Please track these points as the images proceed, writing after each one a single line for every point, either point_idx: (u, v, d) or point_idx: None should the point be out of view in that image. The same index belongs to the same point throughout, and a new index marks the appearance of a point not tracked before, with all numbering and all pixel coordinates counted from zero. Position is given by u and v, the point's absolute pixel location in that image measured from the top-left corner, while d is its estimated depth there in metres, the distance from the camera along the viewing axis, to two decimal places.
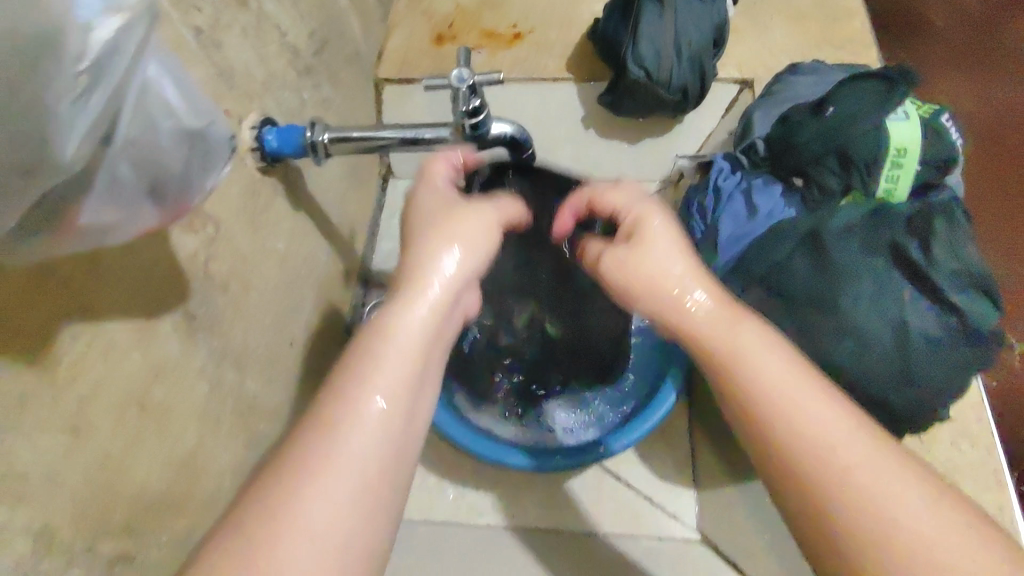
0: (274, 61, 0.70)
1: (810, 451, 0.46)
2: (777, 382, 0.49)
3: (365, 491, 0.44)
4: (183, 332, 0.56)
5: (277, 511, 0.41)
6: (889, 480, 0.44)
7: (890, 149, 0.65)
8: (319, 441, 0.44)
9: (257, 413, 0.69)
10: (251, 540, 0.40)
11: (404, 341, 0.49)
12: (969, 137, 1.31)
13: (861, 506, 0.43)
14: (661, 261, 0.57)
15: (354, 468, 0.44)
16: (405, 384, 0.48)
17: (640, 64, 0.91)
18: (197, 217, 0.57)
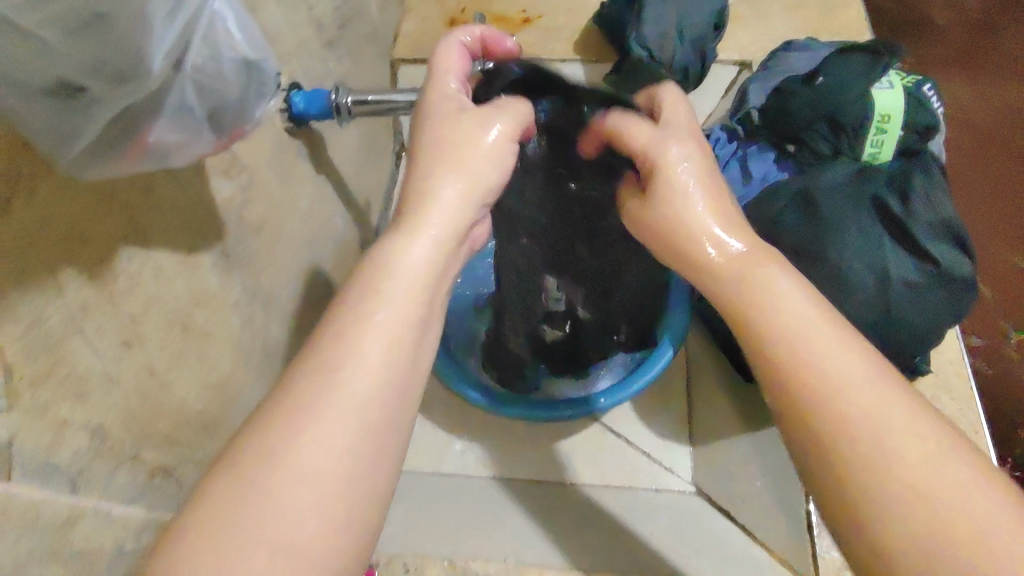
0: (302, 31, 0.75)
1: (823, 377, 0.45)
2: (799, 329, 0.47)
3: (367, 431, 0.41)
4: (219, 269, 0.61)
5: (274, 451, 0.39)
6: (896, 405, 0.43)
7: (876, 116, 0.70)
8: (319, 378, 0.42)
9: (280, 359, 0.74)
10: (248, 478, 0.38)
11: (407, 279, 0.47)
12: (967, 133, 1.34)
13: (868, 428, 0.42)
14: (693, 213, 0.56)
15: (355, 406, 0.41)
16: (409, 323, 0.46)
17: (644, 44, 0.95)
18: (234, 165, 0.62)
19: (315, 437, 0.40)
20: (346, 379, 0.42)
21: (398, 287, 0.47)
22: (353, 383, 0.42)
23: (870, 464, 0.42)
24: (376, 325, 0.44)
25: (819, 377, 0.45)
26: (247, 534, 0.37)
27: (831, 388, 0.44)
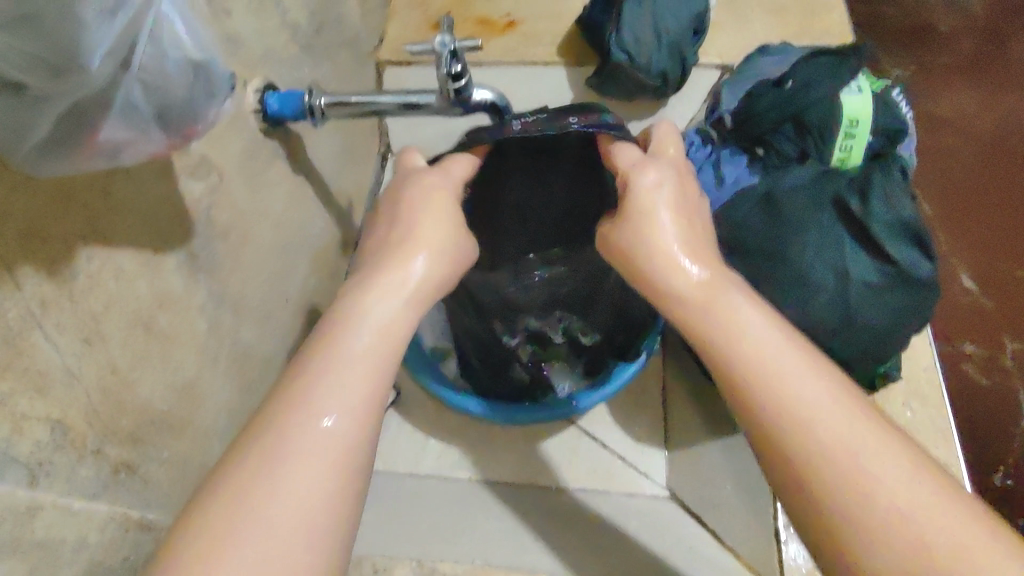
0: (275, 35, 0.76)
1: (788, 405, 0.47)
2: (776, 374, 0.48)
3: (339, 469, 0.43)
4: (186, 270, 0.62)
5: (241, 497, 0.40)
6: (856, 425, 0.45)
7: (844, 121, 0.70)
8: (287, 420, 0.43)
9: (251, 358, 0.75)
10: (209, 530, 0.39)
11: (373, 324, 0.49)
12: (978, 141, 1.23)
13: (838, 454, 0.44)
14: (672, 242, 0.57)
15: (325, 447, 0.43)
16: (372, 367, 0.47)
17: (623, 48, 0.96)
18: (201, 166, 0.63)
19: (298, 483, 0.41)
20: (319, 418, 0.43)
21: (360, 345, 0.48)
22: (327, 439, 0.43)
23: (838, 485, 0.44)
24: (347, 375, 0.46)
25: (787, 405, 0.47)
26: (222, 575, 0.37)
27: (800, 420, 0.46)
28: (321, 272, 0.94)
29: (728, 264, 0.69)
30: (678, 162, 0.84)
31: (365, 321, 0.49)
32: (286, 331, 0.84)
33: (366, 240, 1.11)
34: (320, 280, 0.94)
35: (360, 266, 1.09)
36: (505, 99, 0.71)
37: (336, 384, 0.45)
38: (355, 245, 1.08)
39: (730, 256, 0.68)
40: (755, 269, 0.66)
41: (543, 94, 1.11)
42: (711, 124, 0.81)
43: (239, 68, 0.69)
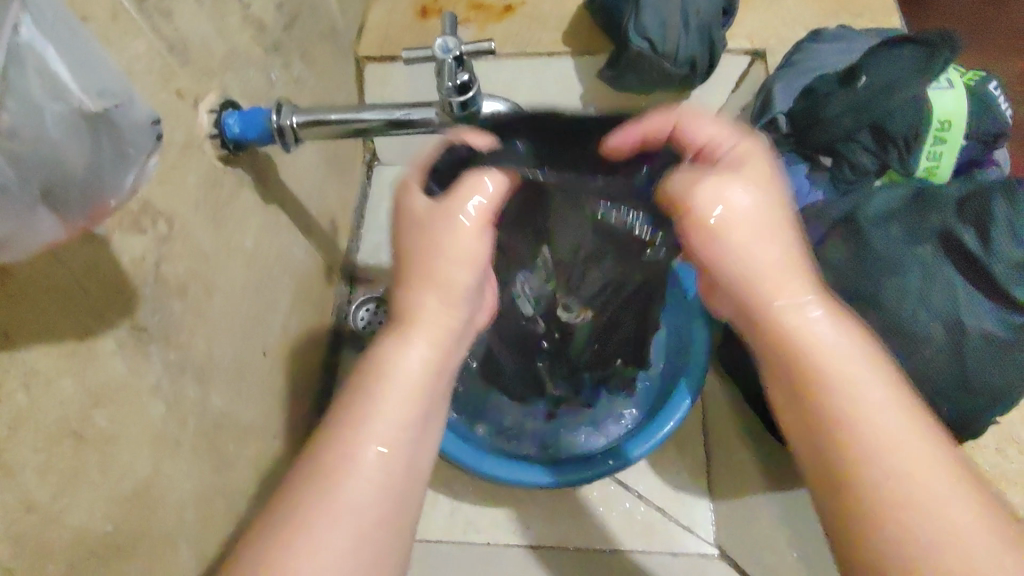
0: (234, 36, 0.62)
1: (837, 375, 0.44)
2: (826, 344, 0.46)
3: (366, 537, 0.42)
4: (131, 348, 0.49)
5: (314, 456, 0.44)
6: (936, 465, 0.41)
7: (934, 124, 0.59)
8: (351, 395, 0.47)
9: (226, 432, 0.63)
10: (301, 490, 0.42)
11: (403, 380, 0.47)
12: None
13: (883, 449, 0.42)
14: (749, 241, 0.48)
15: (353, 515, 0.42)
16: (405, 427, 0.46)
17: (645, 35, 0.82)
18: (145, 213, 0.50)
19: (329, 549, 0.41)
20: (353, 479, 0.43)
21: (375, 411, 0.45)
22: (336, 531, 0.41)
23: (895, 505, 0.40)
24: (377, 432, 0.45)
25: (839, 388, 0.44)
26: (284, 555, 0.40)
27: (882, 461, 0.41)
28: (306, 308, 0.81)
29: None
30: None
31: (401, 365, 0.47)
32: (268, 386, 0.71)
33: (355, 261, 0.97)
34: (306, 318, 0.81)
35: (350, 292, 0.96)
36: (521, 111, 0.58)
37: (394, 408, 0.46)
38: (343, 269, 0.94)
39: None
40: None
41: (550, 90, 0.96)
42: (763, 127, 0.68)
43: (189, 83, 0.55)
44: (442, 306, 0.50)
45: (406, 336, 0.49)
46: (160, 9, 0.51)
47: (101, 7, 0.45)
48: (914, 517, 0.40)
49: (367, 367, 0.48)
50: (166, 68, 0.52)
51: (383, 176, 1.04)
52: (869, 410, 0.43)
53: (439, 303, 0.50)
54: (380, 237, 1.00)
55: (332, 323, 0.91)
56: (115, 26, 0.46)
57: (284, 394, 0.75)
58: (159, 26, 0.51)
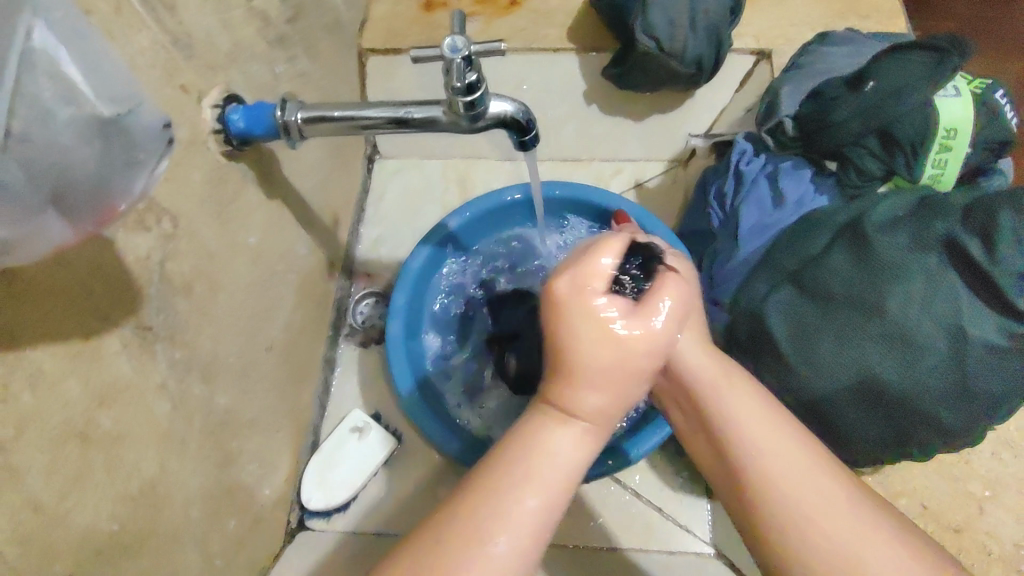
0: (240, 30, 0.62)
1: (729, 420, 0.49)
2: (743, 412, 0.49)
3: (535, 541, 0.42)
4: (137, 347, 0.49)
5: (470, 509, 0.42)
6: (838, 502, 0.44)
7: (941, 131, 0.59)
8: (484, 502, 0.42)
9: (231, 430, 0.62)
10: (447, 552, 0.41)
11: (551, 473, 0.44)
12: None
13: (779, 487, 0.45)
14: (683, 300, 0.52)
15: (528, 522, 0.42)
16: (559, 487, 0.44)
17: (651, 34, 0.82)
18: (151, 211, 0.50)
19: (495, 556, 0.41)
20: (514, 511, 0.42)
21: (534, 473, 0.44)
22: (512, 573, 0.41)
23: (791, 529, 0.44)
24: (529, 502, 0.42)
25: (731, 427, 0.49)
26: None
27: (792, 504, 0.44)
28: (308, 305, 0.80)
29: (800, 310, 0.59)
30: (726, 174, 0.71)
31: (556, 447, 0.45)
32: (271, 382, 0.71)
33: (355, 256, 0.97)
34: (308, 315, 0.81)
35: (350, 287, 0.95)
36: (529, 111, 0.57)
37: (540, 496, 0.43)
38: (344, 264, 0.94)
39: (805, 302, 0.59)
40: (840, 319, 0.56)
41: (554, 87, 0.96)
42: (769, 130, 0.68)
43: (194, 77, 0.55)
44: (608, 394, 0.46)
45: (576, 421, 0.46)
46: (164, 3, 0.51)
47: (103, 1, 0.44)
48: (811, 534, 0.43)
49: (514, 446, 0.45)
50: (171, 63, 0.52)
51: (386, 171, 1.04)
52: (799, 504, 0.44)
53: (604, 402, 0.46)
54: (381, 232, 1.00)
55: (333, 318, 0.90)
56: (116, 21, 0.45)
57: (286, 391, 0.75)
58: (163, 20, 0.51)
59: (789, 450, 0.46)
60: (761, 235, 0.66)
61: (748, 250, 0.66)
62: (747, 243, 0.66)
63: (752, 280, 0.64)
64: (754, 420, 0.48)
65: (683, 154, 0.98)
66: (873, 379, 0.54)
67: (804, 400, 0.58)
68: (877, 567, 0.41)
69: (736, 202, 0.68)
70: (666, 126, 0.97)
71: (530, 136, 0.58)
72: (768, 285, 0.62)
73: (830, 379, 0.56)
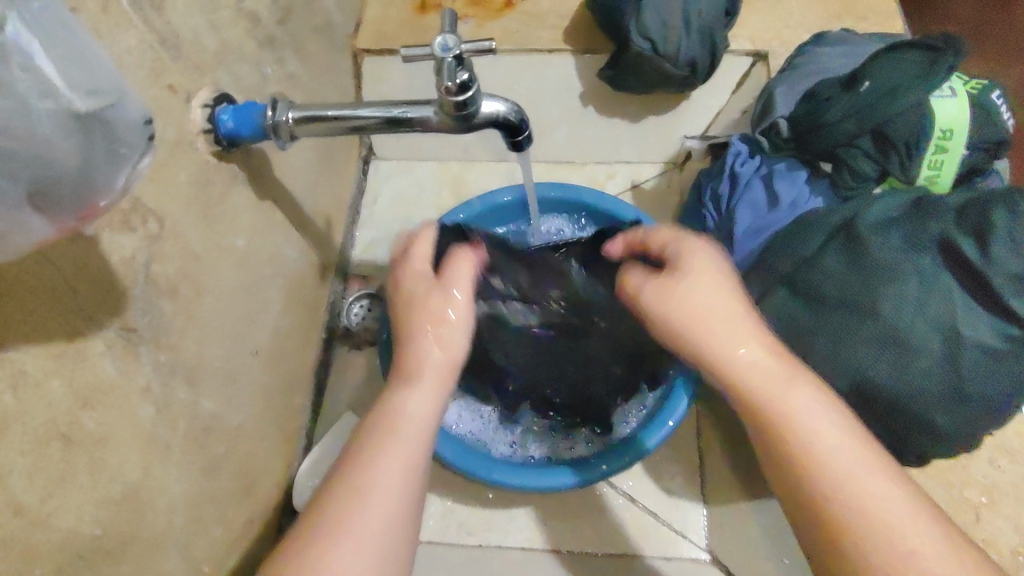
0: (227, 30, 0.61)
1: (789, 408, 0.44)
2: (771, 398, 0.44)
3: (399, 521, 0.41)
4: (121, 350, 0.48)
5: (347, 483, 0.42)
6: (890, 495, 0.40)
7: (936, 132, 0.58)
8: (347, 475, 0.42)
9: (216, 435, 0.62)
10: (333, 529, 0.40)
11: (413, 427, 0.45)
12: None
13: (830, 476, 0.41)
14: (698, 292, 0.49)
15: (388, 496, 0.42)
16: (415, 458, 0.44)
17: (645, 35, 0.82)
18: (136, 212, 0.49)
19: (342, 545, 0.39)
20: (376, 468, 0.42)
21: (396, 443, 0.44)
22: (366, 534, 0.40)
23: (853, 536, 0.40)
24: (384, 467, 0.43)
25: (790, 413, 0.43)
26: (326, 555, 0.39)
27: (861, 503, 0.40)
28: (298, 307, 0.80)
29: (793, 314, 0.58)
30: (720, 176, 0.71)
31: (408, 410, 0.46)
32: (259, 386, 0.70)
33: (348, 259, 0.96)
34: (298, 317, 0.80)
35: (343, 290, 0.95)
36: (520, 111, 0.57)
37: (399, 458, 0.43)
38: (336, 267, 0.93)
39: (798, 304, 0.58)
40: (833, 321, 0.56)
41: (548, 88, 0.95)
42: (763, 131, 0.68)
43: (180, 77, 0.54)
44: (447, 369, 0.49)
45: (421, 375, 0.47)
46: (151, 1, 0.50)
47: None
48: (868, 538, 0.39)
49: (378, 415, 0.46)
50: (158, 62, 0.51)
51: (379, 173, 1.03)
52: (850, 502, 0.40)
53: (442, 354, 0.49)
54: (374, 234, 0.99)
55: (325, 322, 0.90)
56: (102, 19, 0.45)
57: (275, 395, 0.74)
58: (151, 19, 0.50)
59: (835, 435, 0.42)
60: (755, 238, 0.66)
61: (743, 252, 0.66)
62: (741, 245, 0.66)
63: (745, 283, 0.63)
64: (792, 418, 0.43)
65: (678, 156, 0.97)
66: (867, 384, 0.54)
67: None
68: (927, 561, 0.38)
69: (731, 205, 0.68)
70: (661, 128, 0.96)
71: (522, 137, 0.57)
72: (760, 289, 0.62)
73: (824, 384, 0.55)
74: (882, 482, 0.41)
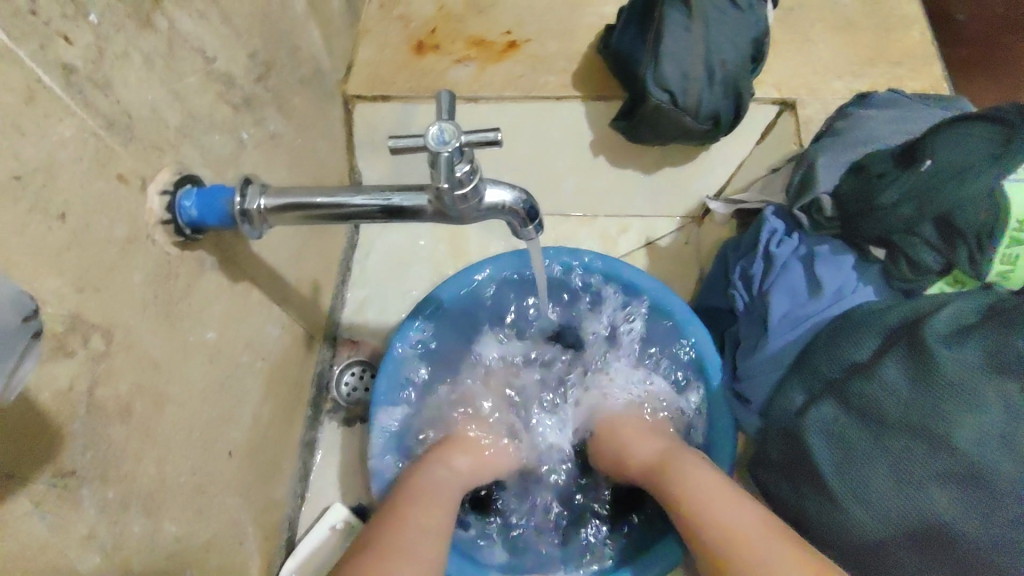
0: (195, 98, 0.54)
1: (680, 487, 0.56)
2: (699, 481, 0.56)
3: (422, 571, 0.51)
4: (54, 500, 0.40)
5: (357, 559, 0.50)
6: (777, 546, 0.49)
7: (1011, 223, 0.49)
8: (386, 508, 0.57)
9: (182, 561, 0.54)
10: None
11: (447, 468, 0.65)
12: None
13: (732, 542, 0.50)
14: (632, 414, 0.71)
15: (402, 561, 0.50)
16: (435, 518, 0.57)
17: (664, 87, 0.74)
18: (74, 333, 0.41)
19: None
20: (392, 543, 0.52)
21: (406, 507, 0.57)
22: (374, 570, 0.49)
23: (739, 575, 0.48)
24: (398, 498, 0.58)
25: (680, 467, 0.58)
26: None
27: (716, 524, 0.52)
28: (280, 390, 0.72)
29: (844, 430, 0.51)
30: (752, 253, 0.63)
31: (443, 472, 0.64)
32: (233, 490, 0.62)
33: (338, 323, 0.89)
34: (280, 400, 0.72)
35: (333, 358, 0.86)
36: (530, 199, 0.49)
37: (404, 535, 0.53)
38: (326, 333, 0.85)
39: (851, 420, 0.51)
40: (895, 445, 0.48)
41: (556, 138, 0.88)
42: (803, 207, 0.60)
43: (133, 162, 0.46)
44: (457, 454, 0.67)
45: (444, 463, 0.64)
46: (95, 80, 0.42)
47: (10, 92, 0.36)
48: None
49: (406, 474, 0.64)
50: (103, 151, 0.43)
51: (373, 225, 0.95)
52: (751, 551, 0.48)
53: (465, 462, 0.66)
54: (369, 294, 0.91)
55: (313, 396, 0.82)
56: (26, 114, 0.37)
57: (254, 498, 0.66)
58: (94, 102, 0.42)
59: (711, 481, 0.56)
60: (794, 329, 0.58)
61: (779, 344, 0.58)
62: (777, 336, 0.58)
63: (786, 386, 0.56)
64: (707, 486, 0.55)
65: (697, 211, 0.91)
66: (936, 522, 0.46)
67: (854, 543, 0.50)
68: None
69: (765, 288, 0.60)
70: (676, 181, 0.89)
71: (532, 227, 0.50)
72: (804, 396, 0.55)
73: (884, 519, 0.48)
74: (742, 512, 0.52)
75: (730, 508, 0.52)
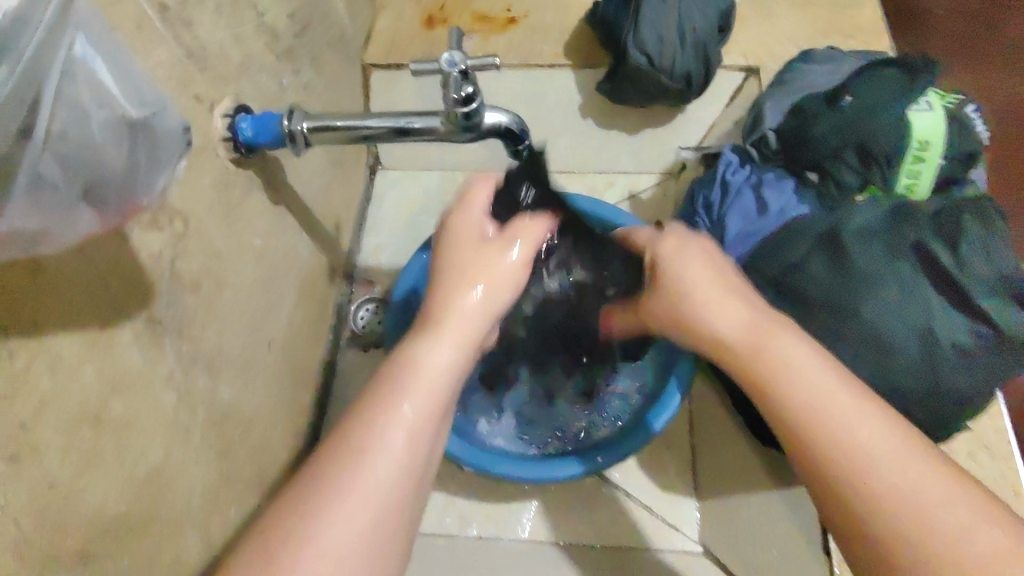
0: (249, 43, 0.65)
1: (798, 385, 0.46)
2: (816, 388, 0.45)
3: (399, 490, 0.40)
4: (147, 339, 0.51)
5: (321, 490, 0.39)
6: (905, 458, 0.42)
7: (914, 143, 0.62)
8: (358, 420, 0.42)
9: (233, 422, 0.65)
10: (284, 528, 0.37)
11: (430, 372, 0.44)
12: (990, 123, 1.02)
13: (831, 435, 0.43)
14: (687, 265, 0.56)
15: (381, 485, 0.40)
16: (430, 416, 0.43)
17: (643, 49, 0.86)
18: (163, 212, 0.53)
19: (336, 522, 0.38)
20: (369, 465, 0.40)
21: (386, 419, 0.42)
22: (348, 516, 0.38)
23: (847, 493, 0.42)
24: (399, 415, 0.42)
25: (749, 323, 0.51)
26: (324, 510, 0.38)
27: (800, 408, 0.45)
28: (309, 307, 0.83)
29: None
30: (712, 183, 0.74)
31: (426, 358, 0.45)
32: (271, 380, 0.73)
33: (356, 263, 1.00)
34: (308, 316, 0.83)
35: (351, 292, 0.98)
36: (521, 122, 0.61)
37: (384, 461, 0.40)
38: (345, 270, 0.97)
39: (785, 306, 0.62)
40: (816, 323, 0.59)
41: (550, 102, 0.99)
42: (754, 142, 0.72)
43: (206, 87, 0.58)
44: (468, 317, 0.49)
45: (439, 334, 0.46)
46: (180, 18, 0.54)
47: (127, 16, 0.47)
48: (875, 504, 0.41)
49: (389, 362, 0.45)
50: (185, 74, 0.55)
51: (387, 180, 1.07)
52: (828, 437, 0.43)
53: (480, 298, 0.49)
54: (383, 240, 1.03)
55: (334, 321, 0.93)
56: (137, 35, 0.48)
57: (287, 391, 0.77)
58: (180, 35, 0.54)
59: (811, 365, 0.47)
60: (746, 242, 0.69)
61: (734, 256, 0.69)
62: (732, 248, 0.69)
63: None
64: (760, 339, 0.49)
65: (675, 167, 1.02)
66: None
67: None
68: (898, 495, 0.40)
69: (722, 211, 0.71)
70: (658, 140, 1.00)
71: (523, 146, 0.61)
72: None
73: None
74: (813, 379, 0.46)
75: (795, 379, 0.46)
